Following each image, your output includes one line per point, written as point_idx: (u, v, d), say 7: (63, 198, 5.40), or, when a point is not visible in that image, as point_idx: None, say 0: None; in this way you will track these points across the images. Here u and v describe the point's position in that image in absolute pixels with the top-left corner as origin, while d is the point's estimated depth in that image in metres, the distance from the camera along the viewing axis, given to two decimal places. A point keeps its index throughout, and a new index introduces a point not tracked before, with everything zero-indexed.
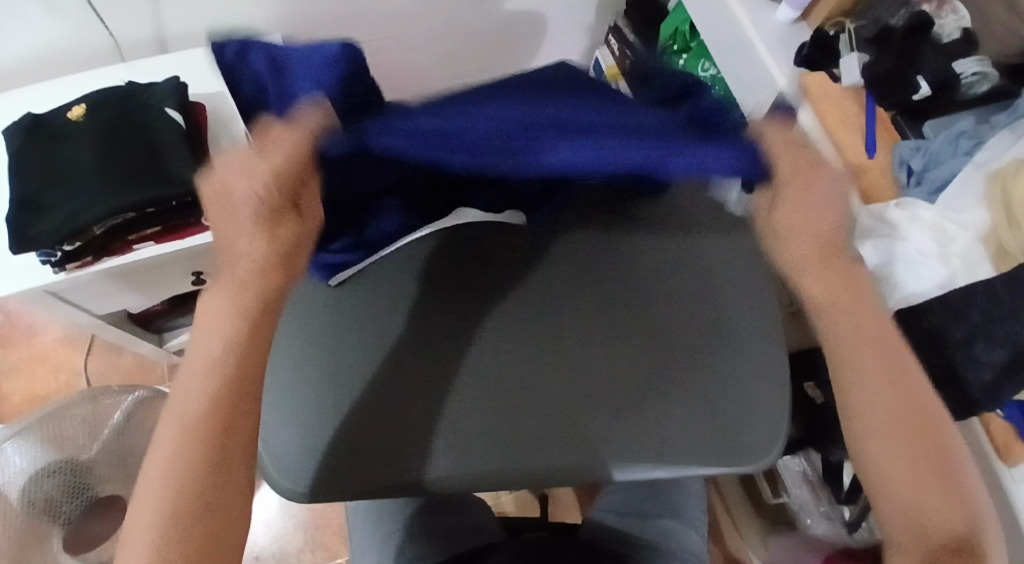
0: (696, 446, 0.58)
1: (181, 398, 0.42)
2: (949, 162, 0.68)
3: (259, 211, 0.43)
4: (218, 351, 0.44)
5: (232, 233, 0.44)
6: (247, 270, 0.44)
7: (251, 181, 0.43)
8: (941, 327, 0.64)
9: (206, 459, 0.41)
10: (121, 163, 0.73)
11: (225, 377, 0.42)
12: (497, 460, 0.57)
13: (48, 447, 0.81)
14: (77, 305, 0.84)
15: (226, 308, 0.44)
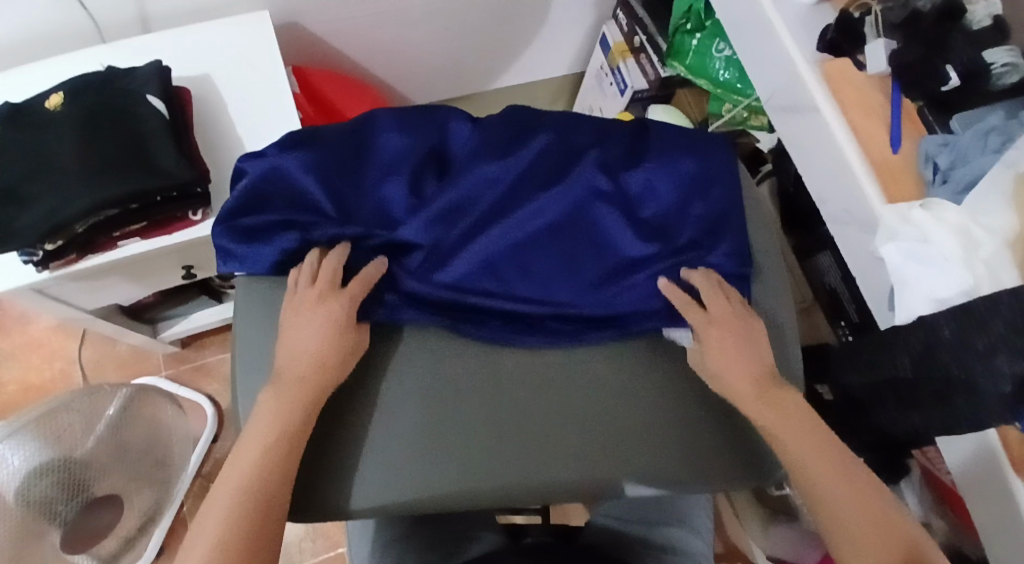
0: (706, 465, 0.57)
1: (231, 473, 0.49)
2: (976, 160, 0.64)
3: (331, 323, 0.56)
4: (291, 399, 0.53)
5: (305, 320, 0.56)
6: (318, 325, 0.55)
7: (333, 300, 0.56)
8: (963, 335, 0.59)
9: (248, 524, 0.47)
10: (103, 156, 0.69)
11: (271, 458, 0.50)
12: (492, 481, 0.54)
13: (45, 445, 0.79)
14: (64, 299, 0.80)
15: (279, 396, 0.53)
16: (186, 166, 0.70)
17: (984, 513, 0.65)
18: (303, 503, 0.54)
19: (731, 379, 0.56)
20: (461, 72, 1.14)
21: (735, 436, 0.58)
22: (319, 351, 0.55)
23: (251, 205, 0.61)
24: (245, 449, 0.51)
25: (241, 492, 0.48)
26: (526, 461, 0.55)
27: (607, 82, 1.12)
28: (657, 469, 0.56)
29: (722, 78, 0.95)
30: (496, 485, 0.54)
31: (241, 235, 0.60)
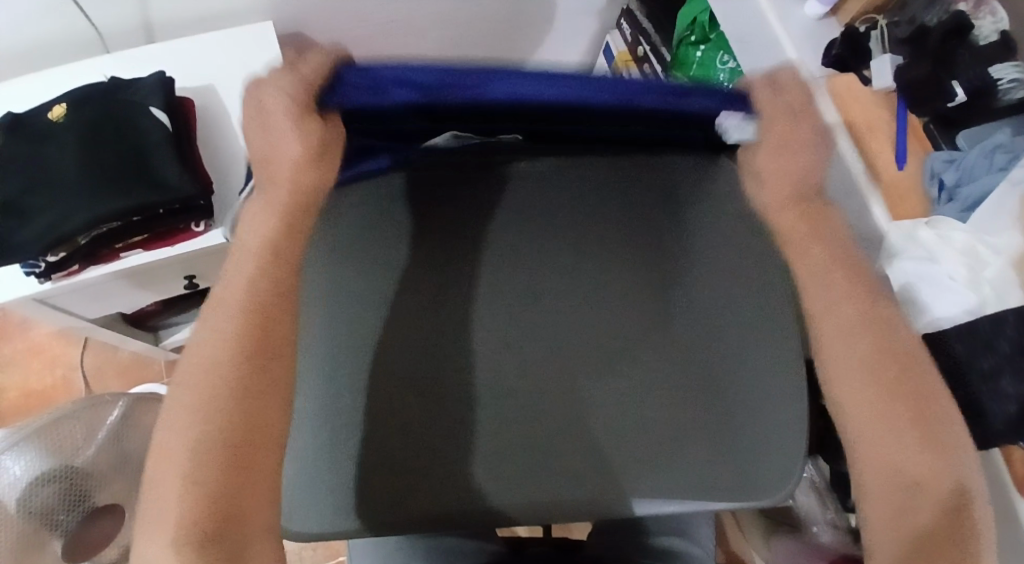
0: (720, 479, 0.54)
1: (202, 357, 0.46)
2: (983, 179, 0.63)
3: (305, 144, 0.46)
4: (247, 299, 0.47)
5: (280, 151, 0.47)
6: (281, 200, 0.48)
7: (317, 129, 0.46)
8: (970, 355, 0.60)
9: (226, 421, 0.44)
10: (106, 168, 0.69)
11: (248, 320, 0.46)
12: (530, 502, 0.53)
13: (47, 455, 0.79)
14: (66, 308, 0.80)
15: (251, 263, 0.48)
16: (189, 179, 0.70)
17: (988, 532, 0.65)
18: (380, 518, 0.51)
19: (771, 199, 0.53)
20: None
21: (735, 443, 0.55)
22: (287, 179, 0.47)
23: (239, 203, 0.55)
24: (224, 315, 0.46)
25: (211, 384, 0.45)
26: (585, 475, 0.54)
27: None
28: (662, 477, 0.54)
29: None
30: (559, 502, 0.53)
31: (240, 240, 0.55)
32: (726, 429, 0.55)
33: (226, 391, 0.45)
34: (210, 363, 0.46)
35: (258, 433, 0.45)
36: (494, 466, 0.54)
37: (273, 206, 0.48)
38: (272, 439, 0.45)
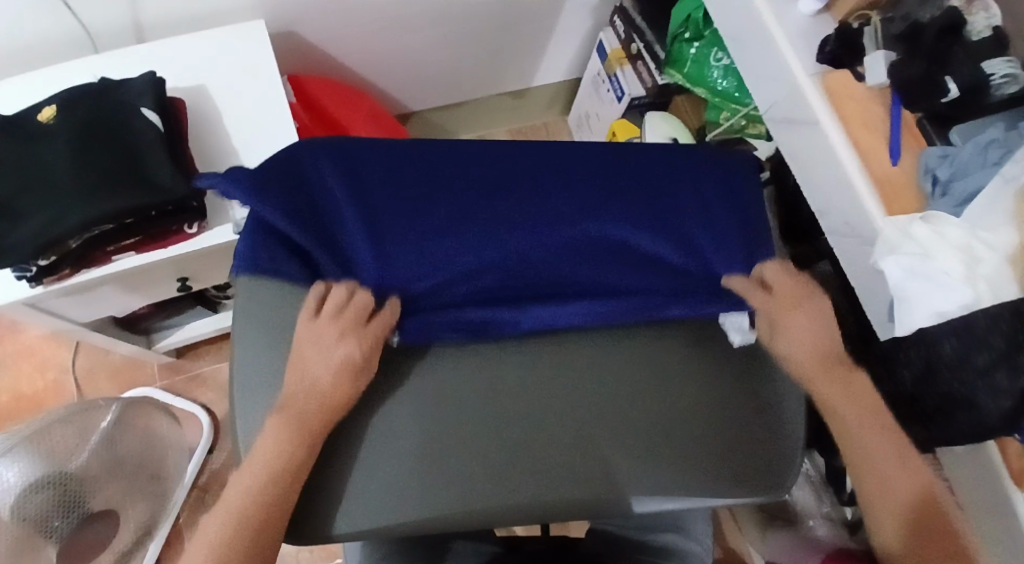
0: (730, 473, 0.54)
1: (231, 494, 0.51)
2: (977, 174, 0.64)
3: (345, 360, 0.53)
4: (287, 431, 0.51)
5: (323, 348, 0.54)
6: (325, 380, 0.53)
7: (353, 336, 0.54)
8: (964, 351, 0.59)
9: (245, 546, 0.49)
10: (98, 170, 0.68)
11: (267, 495, 0.49)
12: (525, 495, 0.51)
13: (40, 460, 0.78)
14: (58, 312, 0.80)
15: (281, 428, 0.51)
16: (183, 181, 0.70)
17: (985, 525, 0.65)
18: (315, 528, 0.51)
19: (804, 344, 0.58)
20: (458, 78, 1.13)
21: (740, 436, 0.55)
22: (328, 387, 0.52)
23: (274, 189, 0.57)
24: (246, 473, 0.51)
25: (229, 528, 0.49)
26: (534, 468, 0.53)
27: (604, 88, 1.12)
28: (670, 475, 0.53)
29: (720, 87, 0.94)
30: (506, 498, 0.51)
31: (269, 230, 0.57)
32: (735, 430, 0.55)
33: (238, 521, 0.49)
34: (236, 495, 0.50)
35: None
36: (421, 464, 0.52)
37: (309, 420, 0.51)
38: None
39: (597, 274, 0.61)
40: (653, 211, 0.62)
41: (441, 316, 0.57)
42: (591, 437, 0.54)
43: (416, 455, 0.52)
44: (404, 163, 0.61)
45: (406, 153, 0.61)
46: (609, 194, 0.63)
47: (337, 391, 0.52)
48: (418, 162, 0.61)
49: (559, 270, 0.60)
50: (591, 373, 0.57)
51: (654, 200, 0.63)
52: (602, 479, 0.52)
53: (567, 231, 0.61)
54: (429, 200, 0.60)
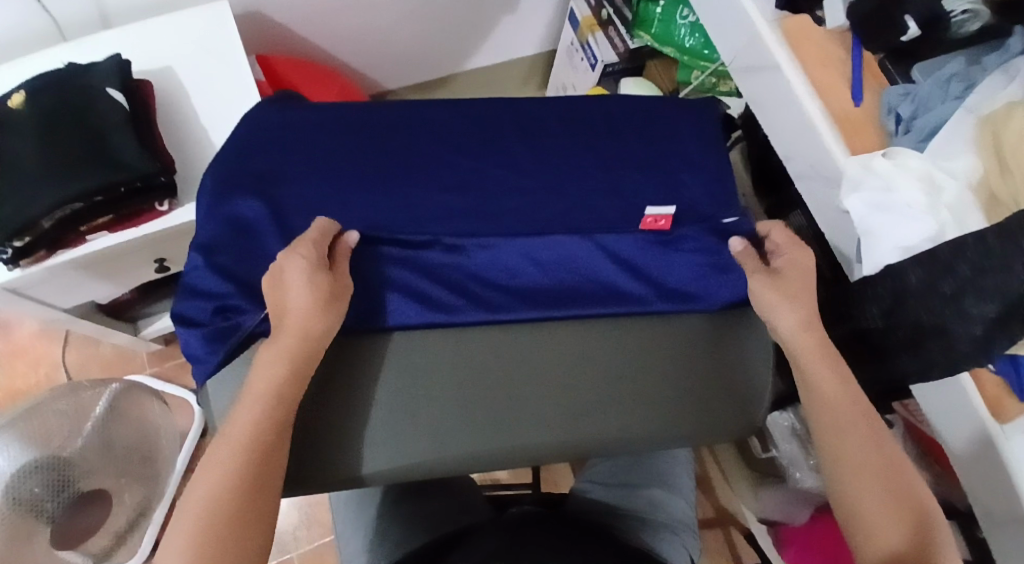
0: (702, 415, 0.56)
1: (234, 428, 0.48)
2: (938, 108, 0.64)
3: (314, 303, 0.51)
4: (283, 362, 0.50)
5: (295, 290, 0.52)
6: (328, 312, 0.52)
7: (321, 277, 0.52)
8: (929, 279, 0.57)
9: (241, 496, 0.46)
10: (67, 150, 0.69)
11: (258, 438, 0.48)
12: (550, 435, 0.54)
13: (29, 444, 0.80)
14: (38, 299, 0.80)
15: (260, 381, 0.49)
16: (149, 157, 0.71)
17: (964, 459, 0.65)
18: (334, 479, 0.52)
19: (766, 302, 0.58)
20: (430, 54, 1.14)
21: (703, 390, 0.57)
22: (301, 336, 0.51)
23: (213, 214, 0.57)
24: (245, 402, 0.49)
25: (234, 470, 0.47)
26: (518, 411, 0.54)
27: (578, 58, 1.12)
28: (634, 431, 0.55)
29: (688, 44, 0.97)
30: (550, 434, 0.54)
31: (201, 257, 0.56)
32: (699, 387, 0.57)
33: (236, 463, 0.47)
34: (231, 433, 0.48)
35: (255, 511, 0.47)
36: (403, 410, 0.53)
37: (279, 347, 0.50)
38: (259, 510, 0.47)
39: (578, 327, 0.58)
40: (591, 174, 0.64)
41: (421, 384, 0.54)
42: (570, 404, 0.55)
43: (436, 384, 0.54)
44: (351, 143, 0.62)
45: (359, 117, 0.64)
46: (556, 205, 0.62)
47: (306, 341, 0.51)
48: (359, 146, 0.62)
49: (534, 327, 0.57)
50: (587, 405, 0.55)
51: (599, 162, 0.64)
52: (598, 420, 0.55)
53: (507, 207, 0.61)
54: (375, 186, 0.60)
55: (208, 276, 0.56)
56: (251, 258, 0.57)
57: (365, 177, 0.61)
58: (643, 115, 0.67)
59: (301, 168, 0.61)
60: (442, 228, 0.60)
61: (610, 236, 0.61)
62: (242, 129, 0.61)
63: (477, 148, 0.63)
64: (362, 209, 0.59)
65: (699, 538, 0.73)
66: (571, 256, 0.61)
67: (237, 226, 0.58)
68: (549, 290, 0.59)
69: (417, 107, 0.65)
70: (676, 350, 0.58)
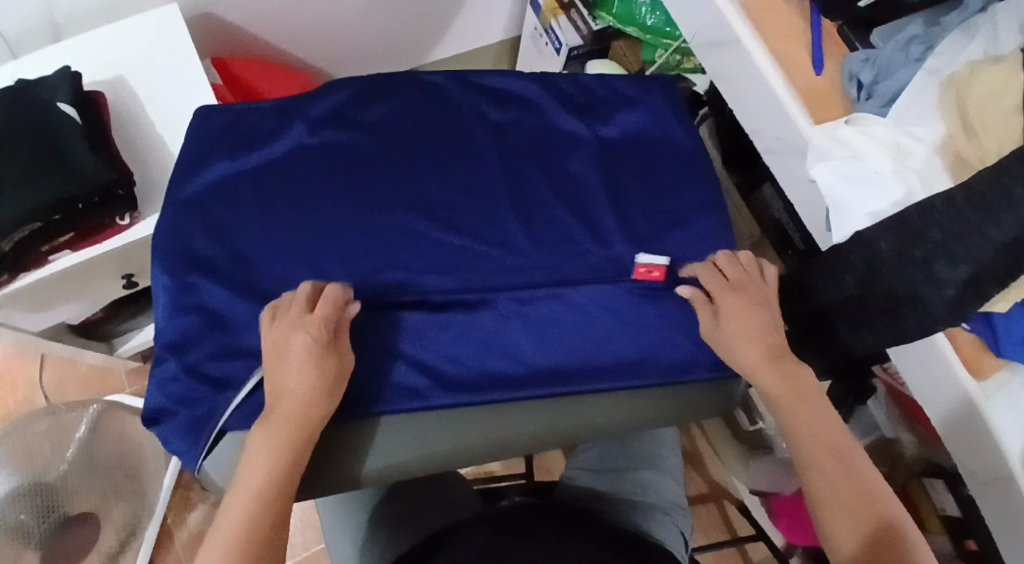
0: (676, 411, 0.56)
1: (251, 459, 0.46)
2: (898, 72, 0.64)
3: (309, 354, 0.48)
4: (303, 397, 0.47)
5: (295, 335, 0.49)
6: (332, 366, 0.49)
7: (315, 328, 0.49)
8: (901, 248, 0.56)
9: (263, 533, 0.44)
10: (19, 168, 0.67)
11: (280, 480, 0.46)
12: (540, 423, 0.53)
13: (15, 467, 0.80)
14: (7, 324, 0.79)
15: (278, 427, 0.46)
16: (104, 167, 0.69)
17: (947, 425, 0.66)
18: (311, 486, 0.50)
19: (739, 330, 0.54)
20: (392, 46, 1.12)
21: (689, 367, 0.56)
22: (306, 385, 0.47)
23: (177, 305, 0.53)
24: (245, 476, 0.45)
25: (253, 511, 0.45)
26: (509, 400, 0.53)
27: (542, 42, 1.11)
28: (623, 409, 0.55)
29: (650, 23, 0.96)
30: (541, 424, 0.53)
31: (169, 356, 0.52)
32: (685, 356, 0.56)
33: (259, 498, 0.45)
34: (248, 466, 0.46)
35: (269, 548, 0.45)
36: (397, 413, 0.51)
37: (294, 401, 0.47)
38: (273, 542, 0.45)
39: (557, 299, 0.56)
40: (551, 153, 0.61)
41: (409, 372, 0.52)
42: (558, 395, 0.54)
43: (421, 381, 0.52)
44: (299, 141, 0.59)
45: (310, 112, 0.60)
46: (511, 174, 0.59)
47: (310, 389, 0.47)
48: (300, 148, 0.59)
49: (507, 298, 0.55)
50: (580, 389, 0.54)
51: (561, 141, 0.61)
52: (585, 405, 0.54)
53: (464, 197, 0.58)
54: (331, 170, 0.58)
55: (170, 295, 0.53)
56: (205, 249, 0.55)
57: (319, 164, 0.58)
58: (606, 90, 0.65)
59: (252, 161, 0.58)
60: (396, 207, 0.57)
61: (572, 196, 0.60)
62: (190, 136, 0.60)
63: (428, 124, 0.60)
64: (318, 193, 0.57)
65: (688, 517, 0.73)
66: (537, 227, 0.58)
67: (189, 219, 0.55)
68: (518, 260, 0.57)
69: (364, 94, 0.61)
70: (660, 319, 0.57)
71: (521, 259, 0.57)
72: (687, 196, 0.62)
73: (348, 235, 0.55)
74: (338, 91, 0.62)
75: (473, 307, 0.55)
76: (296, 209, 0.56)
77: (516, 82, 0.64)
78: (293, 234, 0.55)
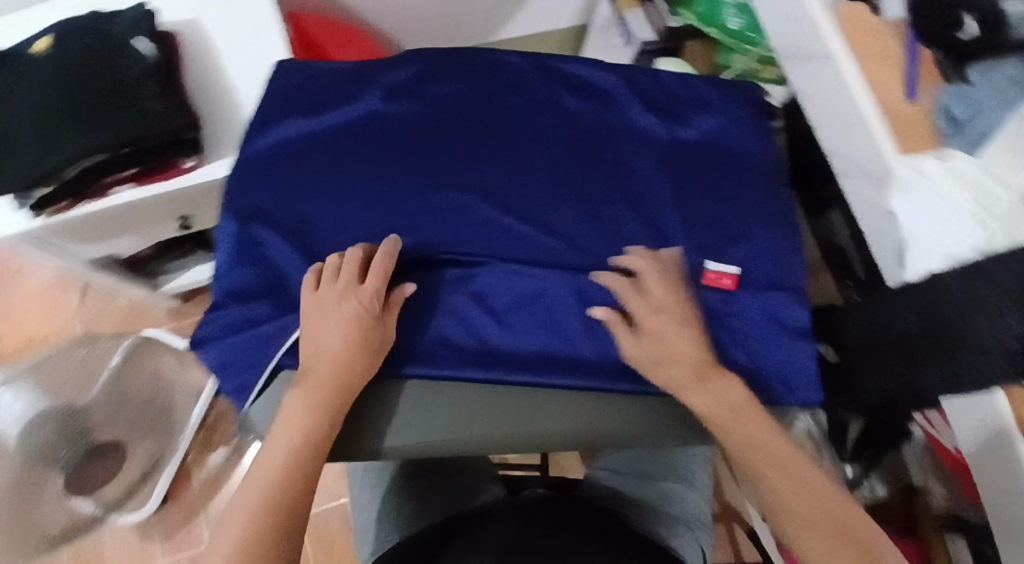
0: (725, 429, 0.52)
1: (276, 441, 0.47)
2: (994, 112, 0.58)
3: (351, 321, 0.49)
4: (325, 377, 0.48)
5: (331, 309, 0.50)
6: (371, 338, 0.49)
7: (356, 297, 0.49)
8: (974, 292, 0.55)
9: (278, 513, 0.45)
10: (89, 98, 0.67)
11: (296, 465, 0.46)
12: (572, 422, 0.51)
13: (42, 391, 0.87)
14: (55, 244, 0.79)
15: (301, 406, 0.47)
16: (175, 113, 0.69)
17: None
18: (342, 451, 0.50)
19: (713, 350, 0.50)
20: (462, 21, 1.11)
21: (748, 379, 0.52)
22: (341, 351, 0.48)
23: (240, 256, 0.54)
24: (260, 464, 0.47)
25: (269, 491, 0.46)
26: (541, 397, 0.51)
27: (613, 33, 1.10)
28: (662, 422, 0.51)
29: (734, 26, 0.92)
30: (574, 425, 0.50)
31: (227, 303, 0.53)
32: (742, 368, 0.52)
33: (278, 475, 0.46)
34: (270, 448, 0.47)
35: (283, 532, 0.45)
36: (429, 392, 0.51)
37: (317, 375, 0.48)
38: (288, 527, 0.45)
39: (612, 292, 0.54)
40: (623, 147, 0.58)
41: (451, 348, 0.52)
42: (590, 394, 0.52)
43: (466, 353, 0.52)
44: (371, 107, 0.58)
45: (386, 80, 0.60)
46: (579, 159, 0.57)
47: (342, 359, 0.48)
48: (370, 116, 0.58)
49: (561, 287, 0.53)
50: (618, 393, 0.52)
51: (630, 135, 0.59)
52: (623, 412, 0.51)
53: (529, 181, 0.56)
54: (401, 137, 0.57)
55: (234, 242, 0.54)
56: (266, 201, 0.55)
57: (388, 132, 0.57)
58: (689, 90, 0.62)
59: (323, 120, 0.58)
60: (462, 185, 0.56)
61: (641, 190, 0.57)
62: (268, 91, 0.60)
63: (501, 103, 0.59)
64: (385, 160, 0.56)
65: (710, 533, 0.72)
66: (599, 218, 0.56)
67: (257, 171, 0.56)
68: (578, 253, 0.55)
69: (434, 70, 0.60)
70: (722, 326, 0.53)
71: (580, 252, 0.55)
72: (763, 203, 0.57)
73: (410, 206, 0.55)
74: (412, 64, 0.61)
75: (523, 290, 0.53)
76: (361, 173, 0.55)
77: (591, 72, 0.62)
78: (354, 197, 0.55)
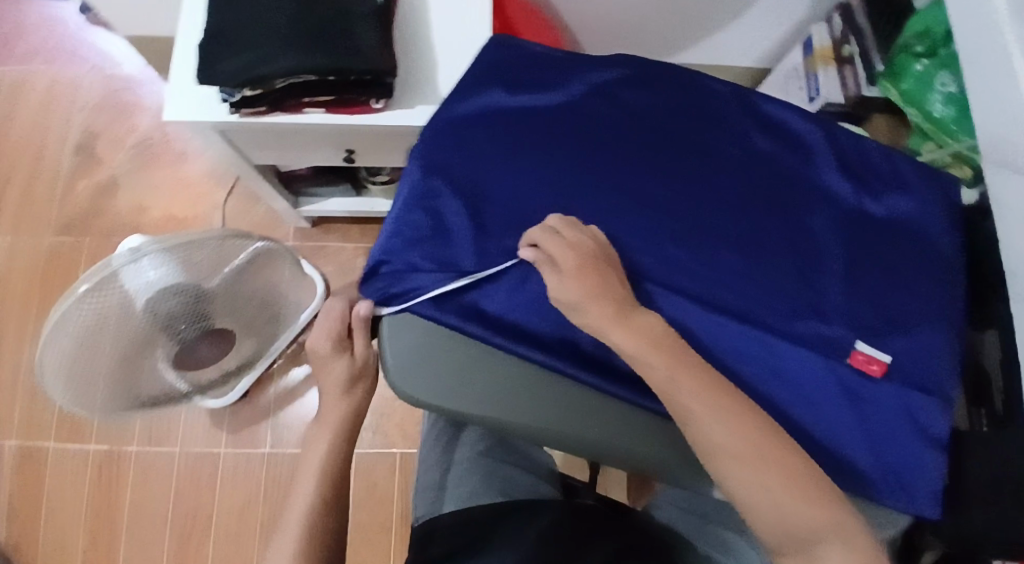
0: None
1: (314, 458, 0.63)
2: None
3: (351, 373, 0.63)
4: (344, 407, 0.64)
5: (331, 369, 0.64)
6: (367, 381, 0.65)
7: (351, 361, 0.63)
8: None
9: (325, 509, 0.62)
10: (315, 23, 0.73)
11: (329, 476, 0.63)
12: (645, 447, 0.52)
13: (184, 270, 0.78)
14: (236, 147, 0.86)
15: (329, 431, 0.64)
16: (384, 55, 0.74)
17: None
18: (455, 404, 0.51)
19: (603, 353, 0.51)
20: (642, 40, 1.14)
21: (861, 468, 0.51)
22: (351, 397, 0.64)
23: (420, 202, 0.57)
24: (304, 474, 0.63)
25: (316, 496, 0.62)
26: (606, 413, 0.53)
27: (796, 85, 1.09)
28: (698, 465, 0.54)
29: (937, 114, 0.86)
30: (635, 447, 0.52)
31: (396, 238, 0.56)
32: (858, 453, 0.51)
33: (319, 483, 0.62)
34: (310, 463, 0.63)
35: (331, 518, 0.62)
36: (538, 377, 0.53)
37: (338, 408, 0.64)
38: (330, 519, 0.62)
39: (754, 340, 0.53)
40: (803, 203, 0.58)
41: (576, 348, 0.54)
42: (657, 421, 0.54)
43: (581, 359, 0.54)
44: (569, 97, 0.61)
45: (590, 77, 0.62)
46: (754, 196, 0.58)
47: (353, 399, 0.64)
48: (566, 105, 0.61)
49: (708, 323, 0.54)
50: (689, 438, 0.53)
51: (812, 193, 0.59)
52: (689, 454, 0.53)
53: (702, 210, 0.57)
54: (590, 133, 0.59)
55: (417, 186, 0.57)
56: (454, 156, 0.58)
57: (580, 125, 0.59)
58: (884, 165, 0.61)
59: (523, 98, 0.61)
60: (635, 194, 0.57)
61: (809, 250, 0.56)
62: (479, 59, 0.64)
63: (692, 128, 0.60)
64: (570, 149, 0.58)
65: None
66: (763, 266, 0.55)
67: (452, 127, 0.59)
68: (731, 293, 0.55)
69: (635, 79, 0.62)
70: (854, 409, 0.52)
71: (733, 291, 0.55)
72: (927, 298, 0.56)
73: (582, 199, 0.57)
74: (615, 67, 0.63)
75: (669, 312, 0.54)
76: (545, 156, 0.58)
77: (784, 122, 0.62)
78: (533, 176, 0.57)
